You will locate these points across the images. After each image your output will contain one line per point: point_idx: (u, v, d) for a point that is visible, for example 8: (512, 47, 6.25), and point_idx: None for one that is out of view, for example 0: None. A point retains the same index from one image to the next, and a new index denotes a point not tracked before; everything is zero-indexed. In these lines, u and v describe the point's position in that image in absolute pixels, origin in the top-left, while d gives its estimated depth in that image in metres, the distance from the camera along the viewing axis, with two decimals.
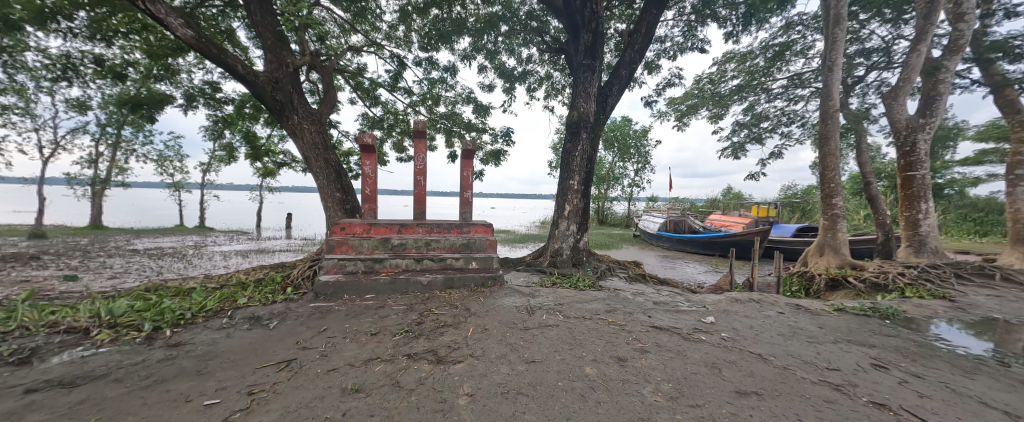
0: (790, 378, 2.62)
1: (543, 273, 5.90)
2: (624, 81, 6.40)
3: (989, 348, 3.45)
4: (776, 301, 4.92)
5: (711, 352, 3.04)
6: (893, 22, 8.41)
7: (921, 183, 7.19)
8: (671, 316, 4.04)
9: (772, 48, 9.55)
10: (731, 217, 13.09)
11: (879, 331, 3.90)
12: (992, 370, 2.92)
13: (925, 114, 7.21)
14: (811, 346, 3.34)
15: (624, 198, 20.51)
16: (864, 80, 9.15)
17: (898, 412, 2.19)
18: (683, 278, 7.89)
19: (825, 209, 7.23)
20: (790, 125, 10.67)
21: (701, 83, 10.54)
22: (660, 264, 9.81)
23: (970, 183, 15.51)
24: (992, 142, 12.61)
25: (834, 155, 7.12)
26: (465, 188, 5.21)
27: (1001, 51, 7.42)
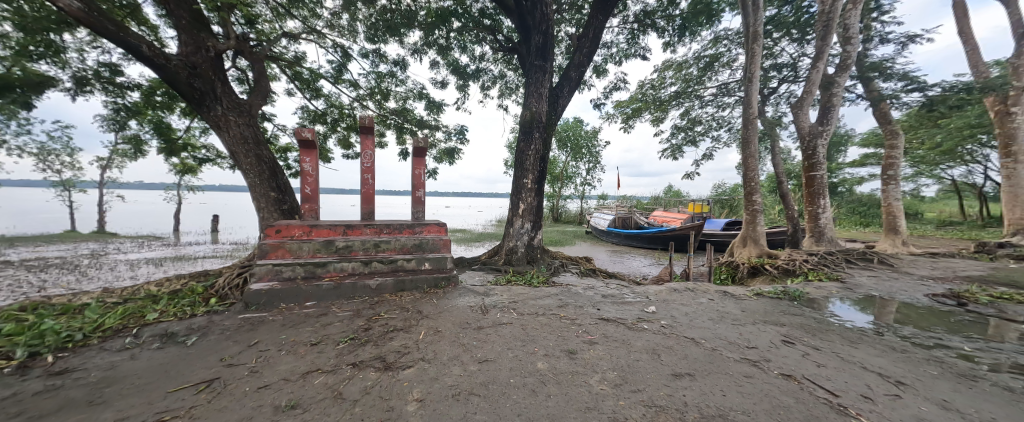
0: (719, 358, 2.90)
1: (498, 271, 5.92)
2: (574, 82, 6.60)
3: (870, 321, 4.12)
4: (707, 289, 5.44)
5: (652, 339, 3.27)
6: (799, 42, 9.68)
7: (821, 182, 8.37)
8: (618, 307, 4.28)
9: (704, 59, 10.49)
10: (671, 213, 14.19)
11: (789, 311, 4.48)
12: (871, 339, 3.49)
13: (823, 122, 8.40)
14: (736, 328, 3.73)
15: (577, 196, 21.27)
16: (777, 92, 10.41)
17: (801, 381, 2.52)
18: (630, 271, 8.39)
19: (747, 205, 8.11)
20: (720, 130, 11.82)
21: (643, 88, 11.27)
22: (609, 259, 10.35)
23: (857, 182, 18.40)
24: (874, 147, 15.04)
25: (754, 158, 8.00)
26: (417, 186, 5.04)
27: (878, 71, 8.86)
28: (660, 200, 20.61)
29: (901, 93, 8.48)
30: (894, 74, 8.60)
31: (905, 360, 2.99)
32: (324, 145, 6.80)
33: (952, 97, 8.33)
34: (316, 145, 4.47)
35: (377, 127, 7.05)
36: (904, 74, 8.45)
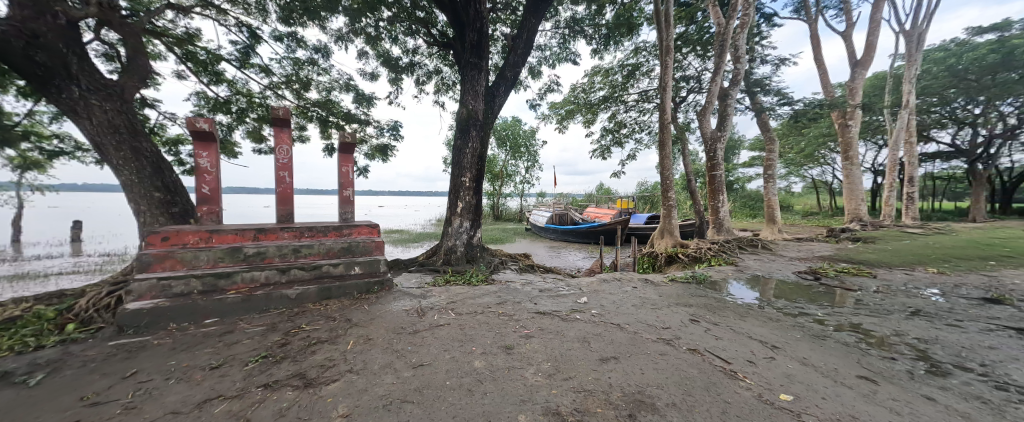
0: (639, 340, 3.20)
1: (436, 272, 5.77)
2: (509, 82, 6.67)
3: (757, 297, 4.90)
4: (632, 278, 5.96)
5: (583, 328, 3.48)
6: (703, 58, 11.08)
7: (720, 181, 9.70)
8: (554, 300, 4.46)
9: (627, 67, 11.43)
10: (602, 209, 15.24)
11: (696, 293, 5.13)
12: (757, 312, 4.15)
13: (721, 129, 9.73)
14: (654, 311, 4.15)
15: (516, 194, 21.64)
16: (686, 101, 11.80)
17: (704, 354, 2.90)
18: (566, 265, 8.81)
19: (664, 201, 9.04)
20: (641, 133, 13.00)
21: (575, 91, 11.89)
22: (547, 254, 10.76)
23: (746, 180, 21.75)
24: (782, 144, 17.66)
25: (668, 158, 8.94)
26: (344, 185, 4.65)
27: (759, 87, 10.56)
28: (592, 197, 22.00)
29: (777, 106, 10.22)
30: (771, 90, 10.33)
31: (779, 327, 3.63)
32: (229, 138, 5.92)
33: (810, 111, 10.27)
34: (215, 138, 3.86)
35: (296, 120, 6.35)
36: (778, 90, 10.19)
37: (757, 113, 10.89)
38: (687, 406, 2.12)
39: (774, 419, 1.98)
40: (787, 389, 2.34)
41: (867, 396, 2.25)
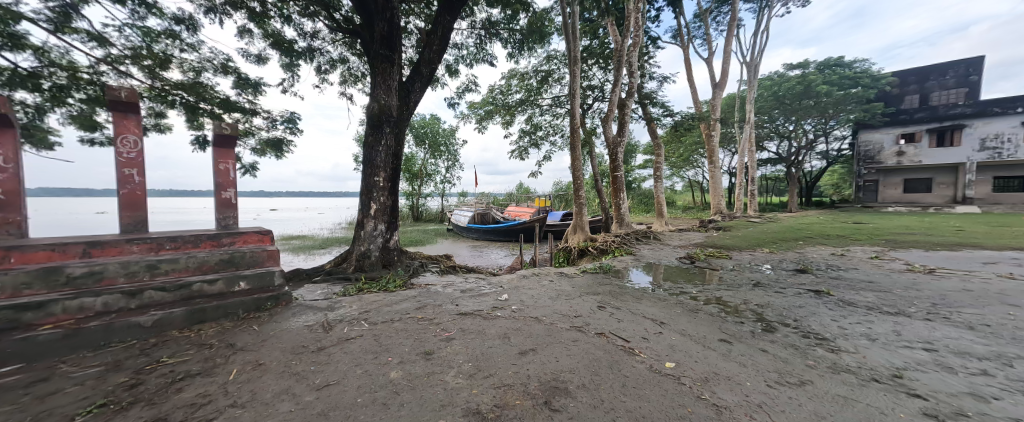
0: (555, 330, 3.40)
1: (347, 280, 5.26)
2: (425, 79, 6.41)
3: (651, 282, 5.64)
4: (549, 273, 6.32)
5: (504, 324, 3.56)
6: (605, 70, 12.30)
7: (622, 181, 10.91)
8: (476, 300, 4.46)
9: (541, 73, 12.06)
10: (521, 208, 15.80)
11: (603, 282, 5.68)
12: (650, 295, 4.77)
13: (620, 135, 10.94)
14: (568, 302, 4.45)
15: (437, 194, 20.97)
16: (593, 108, 12.96)
17: (609, 336, 3.22)
18: (487, 264, 8.89)
19: (576, 199, 9.77)
20: (555, 135, 13.83)
21: (492, 92, 12.06)
22: (469, 254, 10.72)
23: (642, 180, 24.89)
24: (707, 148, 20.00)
25: (578, 160, 9.69)
26: (222, 186, 3.90)
27: (649, 99, 12.19)
28: (512, 196, 22.64)
29: (662, 117, 11.94)
30: (657, 102, 12.03)
31: (667, 306, 4.23)
32: (40, 125, 4.46)
33: (687, 122, 12.25)
34: (11, 123, 2.87)
35: (149, 104, 5.05)
36: (663, 103, 11.92)
37: (648, 122, 12.56)
38: (595, 385, 2.33)
39: (662, 384, 2.30)
40: (671, 358, 2.75)
41: (725, 355, 2.78)
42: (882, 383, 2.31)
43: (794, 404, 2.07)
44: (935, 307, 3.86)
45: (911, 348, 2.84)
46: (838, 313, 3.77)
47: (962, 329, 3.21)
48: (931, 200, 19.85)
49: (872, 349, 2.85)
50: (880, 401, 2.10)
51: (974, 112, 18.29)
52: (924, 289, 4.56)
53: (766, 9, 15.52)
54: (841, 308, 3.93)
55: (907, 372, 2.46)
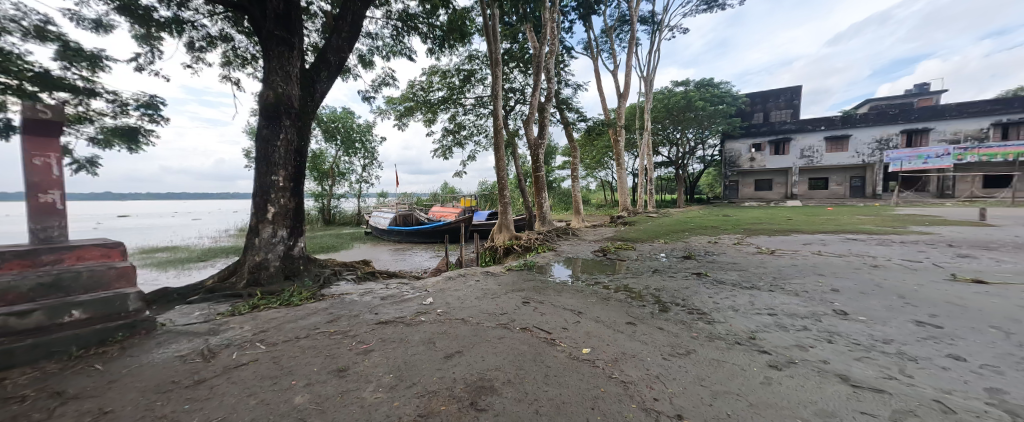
0: (481, 330, 3.39)
1: (237, 297, 4.48)
2: (332, 68, 5.81)
3: (570, 275, 6.02)
4: (474, 272, 6.30)
5: (428, 329, 3.42)
6: (525, 74, 12.75)
7: (543, 181, 11.42)
8: (398, 307, 4.20)
9: (462, 72, 11.94)
10: (446, 208, 15.46)
11: (528, 279, 5.87)
12: (570, 288, 5.09)
13: (541, 137, 11.45)
14: (494, 301, 4.49)
15: (352, 194, 19.25)
16: (514, 110, 13.32)
17: (532, 330, 3.34)
18: (411, 267, 8.47)
19: (500, 199, 9.90)
20: (479, 135, 13.82)
21: (412, 89, 11.53)
22: (390, 258, 10.07)
23: (561, 180, 26.54)
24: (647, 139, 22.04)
25: (502, 161, 9.84)
26: (38, 186, 2.95)
27: (565, 105, 13.01)
28: (436, 197, 21.98)
29: (577, 122, 12.88)
30: (572, 108, 12.94)
31: (584, 296, 4.57)
32: None
33: (598, 127, 13.40)
34: None
35: None
36: (577, 109, 12.87)
37: (565, 126, 13.40)
38: (519, 379, 2.38)
39: (579, 370, 2.47)
40: (587, 344, 2.97)
41: (631, 336, 3.12)
42: (744, 345, 2.84)
43: (681, 371, 2.42)
44: (777, 280, 4.92)
45: (763, 315, 3.55)
46: (716, 291, 4.52)
47: (795, 296, 4.13)
48: (774, 196, 25.17)
49: (738, 319, 3.48)
50: (742, 360, 2.58)
51: (798, 128, 23.66)
52: (771, 266, 5.75)
53: (659, 32, 17.85)
54: (717, 286, 4.72)
55: (760, 334, 3.06)
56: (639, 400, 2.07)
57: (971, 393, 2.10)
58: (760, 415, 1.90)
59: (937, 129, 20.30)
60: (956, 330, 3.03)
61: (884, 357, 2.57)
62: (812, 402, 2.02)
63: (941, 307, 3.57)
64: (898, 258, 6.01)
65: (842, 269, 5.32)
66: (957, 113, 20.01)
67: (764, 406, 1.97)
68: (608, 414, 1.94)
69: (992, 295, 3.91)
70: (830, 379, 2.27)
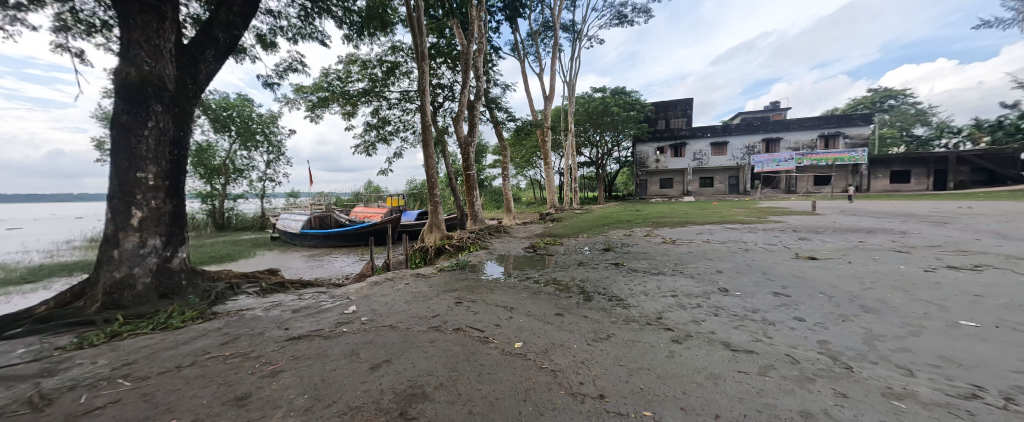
0: (411, 334, 3.23)
1: (89, 325, 3.55)
2: (221, 47, 4.94)
3: (502, 272, 6.09)
4: (404, 275, 5.97)
5: (350, 340, 3.13)
6: (453, 71, 12.51)
7: (474, 179, 11.33)
8: (314, 319, 3.78)
9: (385, 64, 11.22)
10: (370, 208, 14.42)
11: (460, 278, 5.78)
12: (502, 284, 5.14)
13: (471, 135, 11.33)
14: (424, 303, 4.30)
15: (254, 194, 16.74)
16: (443, 106, 12.96)
17: (465, 330, 3.29)
18: (330, 274, 7.70)
19: (430, 197, 9.54)
20: (406, 132, 13.15)
21: (326, 78, 10.45)
22: (304, 266, 9.01)
23: (491, 178, 26.76)
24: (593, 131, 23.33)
25: (432, 158, 9.50)
26: None
27: (494, 104, 13.07)
28: (359, 196, 20.37)
29: (507, 121, 13.06)
30: (501, 108, 13.09)
31: (516, 292, 4.65)
32: None
33: (526, 128, 13.80)
34: None
35: None
36: (507, 109, 13.06)
37: (495, 125, 13.49)
38: (451, 381, 2.32)
39: (512, 364, 2.51)
40: (519, 338, 3.02)
41: (559, 326, 3.27)
42: (654, 325, 3.18)
43: (603, 355, 2.61)
44: (680, 265, 5.63)
45: (669, 297, 4.03)
46: (631, 278, 4.99)
47: (693, 278, 4.77)
48: (676, 193, 28.84)
49: (650, 302, 3.88)
50: (653, 338, 2.89)
51: (692, 133, 27.41)
52: (675, 254, 6.56)
53: (579, 41, 19.06)
54: (633, 274, 5.22)
55: (667, 315, 3.46)
56: (567, 386, 2.17)
57: (812, 345, 2.65)
58: (667, 384, 2.14)
59: (785, 139, 25.21)
60: (800, 297, 3.83)
61: (756, 324, 3.11)
62: (706, 368, 2.34)
63: (791, 280, 4.46)
64: (764, 242, 7.37)
65: (727, 253, 6.31)
66: (796, 126, 25.02)
67: (670, 377, 2.23)
68: (538, 403, 1.99)
69: (823, 268, 5.03)
70: (718, 346, 2.67)
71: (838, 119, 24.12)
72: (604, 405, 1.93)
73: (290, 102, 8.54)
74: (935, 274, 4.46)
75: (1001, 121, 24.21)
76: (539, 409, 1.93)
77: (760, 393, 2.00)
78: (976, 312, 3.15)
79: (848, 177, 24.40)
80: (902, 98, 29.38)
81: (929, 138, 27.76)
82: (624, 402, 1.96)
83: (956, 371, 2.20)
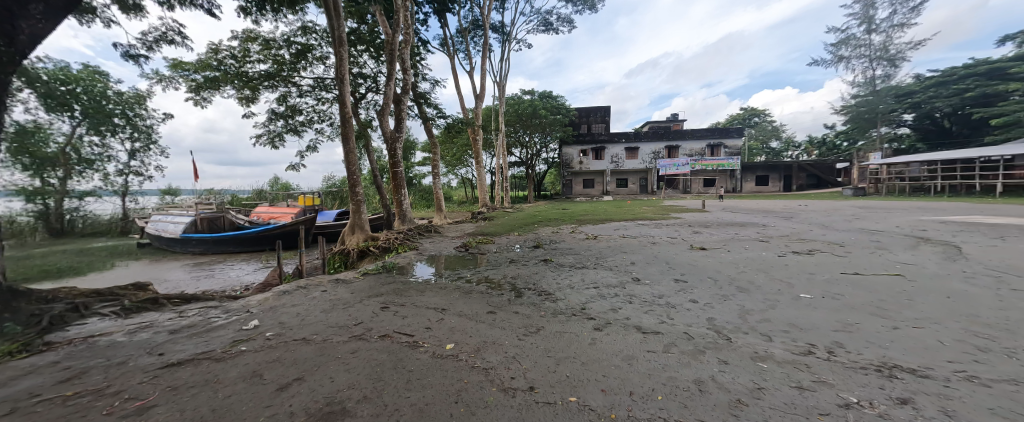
0: (329, 346, 2.93)
1: None
2: (54, 1, 3.83)
3: (433, 273, 5.91)
4: (319, 282, 5.41)
5: (252, 358, 2.72)
6: (377, 61, 11.70)
7: (401, 177, 10.77)
8: (201, 339, 3.18)
9: (295, 46, 9.99)
10: (277, 208, 12.73)
11: (386, 281, 5.44)
12: (432, 286, 4.99)
13: (398, 130, 10.73)
14: (344, 311, 3.95)
15: (111, 192, 13.42)
16: (365, 98, 12.05)
17: (392, 336, 3.10)
18: (225, 285, 6.59)
19: (351, 196, 8.79)
20: (322, 123, 11.90)
21: (217, 54, 8.91)
22: (187, 277, 7.54)
23: (420, 176, 25.78)
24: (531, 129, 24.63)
25: (353, 154, 8.75)
26: None
27: (423, 99, 12.58)
28: (262, 194, 17.82)
29: (436, 117, 12.69)
30: (430, 103, 12.67)
31: (447, 293, 4.56)
32: None
33: (457, 125, 13.58)
34: None
35: None
36: (436, 105, 12.68)
37: (424, 121, 13.01)
38: (377, 390, 2.17)
39: (443, 367, 2.45)
40: (450, 340, 2.96)
41: (491, 324, 3.30)
42: (579, 316, 3.41)
43: (533, 348, 2.71)
44: (601, 259, 6.13)
45: (592, 289, 4.35)
46: (559, 273, 5.27)
47: (612, 271, 5.22)
48: (596, 192, 31.32)
49: (575, 294, 4.14)
50: (577, 328, 3.09)
51: (611, 138, 30.06)
52: (597, 249, 7.11)
53: (508, 43, 19.41)
54: (560, 269, 5.51)
55: (590, 305, 3.73)
56: (499, 383, 2.20)
57: (704, 322, 3.12)
58: (589, 369, 2.31)
59: (683, 146, 29.12)
60: (695, 282, 4.47)
61: (662, 308, 3.53)
62: (622, 351, 2.59)
63: (689, 268, 5.19)
64: (667, 236, 8.43)
65: (639, 247, 7.06)
66: (691, 135, 29.06)
67: (592, 362, 2.41)
68: (470, 404, 1.98)
69: (711, 257, 5.95)
70: (632, 331, 2.97)
71: (720, 131, 28.65)
72: (533, 397, 2.01)
73: (166, 79, 7.07)
74: (786, 258, 5.61)
75: (825, 138, 31.54)
76: (471, 409, 1.92)
77: (665, 368, 2.29)
78: (812, 287, 4.05)
79: (727, 180, 29.22)
80: (764, 116, 36.29)
81: (781, 150, 34.80)
82: (551, 392, 2.06)
83: (799, 333, 2.80)
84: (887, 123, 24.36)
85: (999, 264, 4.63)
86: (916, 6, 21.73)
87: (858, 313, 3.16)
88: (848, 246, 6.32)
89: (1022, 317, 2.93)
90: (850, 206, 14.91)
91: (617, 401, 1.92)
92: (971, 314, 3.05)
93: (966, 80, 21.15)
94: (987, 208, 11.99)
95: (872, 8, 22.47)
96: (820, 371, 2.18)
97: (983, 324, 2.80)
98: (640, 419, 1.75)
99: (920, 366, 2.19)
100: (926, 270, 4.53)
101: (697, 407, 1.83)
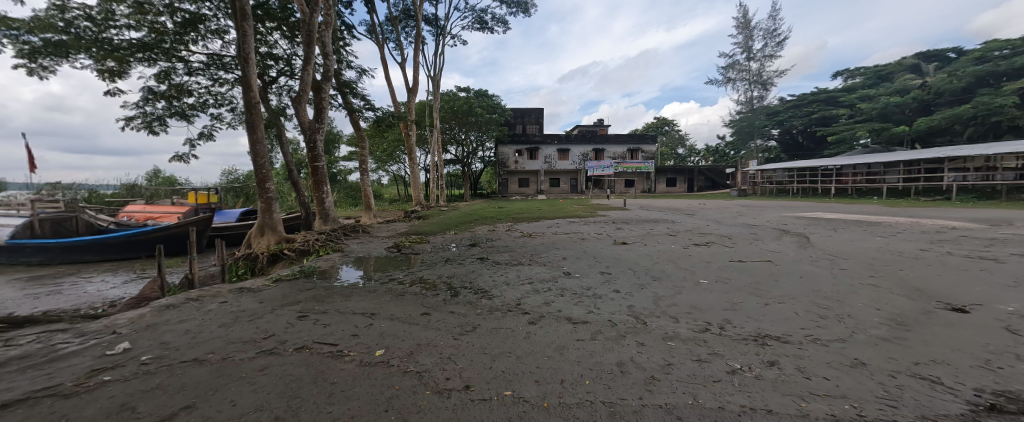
0: (230, 365, 2.54)
1: None
2: None
3: (361, 276, 5.52)
4: (219, 291, 4.68)
5: (121, 389, 2.23)
6: (291, 42, 10.44)
7: (323, 172, 9.74)
8: (41, 372, 2.49)
9: (180, 14, 8.45)
10: (158, 206, 10.61)
11: (304, 288, 4.89)
12: (359, 289, 4.64)
13: (318, 121, 9.69)
14: (250, 324, 3.46)
15: None
16: (276, 83, 10.67)
17: (311, 347, 2.82)
18: (79, 302, 5.27)
19: (260, 193, 7.70)
20: (219, 108, 10.22)
21: (64, 13, 7.05)
22: (19, 295, 5.84)
23: (344, 173, 23.76)
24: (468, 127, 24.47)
25: (262, 144, 7.68)
26: None
27: (349, 88, 11.60)
28: (135, 190, 14.66)
29: (364, 109, 11.83)
30: (357, 94, 11.74)
31: (377, 296, 4.29)
32: None
33: (388, 119, 12.76)
34: None
35: None
36: (363, 95, 11.79)
37: (350, 113, 11.99)
38: (293, 408, 1.96)
39: (371, 375, 2.31)
40: (381, 347, 2.77)
41: (425, 326, 3.20)
42: (514, 311, 3.49)
43: (468, 347, 2.69)
44: (535, 255, 6.35)
45: (526, 284, 4.49)
46: (495, 271, 5.32)
47: (546, 266, 5.44)
48: (530, 191, 32.35)
49: (511, 290, 4.23)
50: (512, 323, 3.16)
51: (544, 140, 31.31)
52: (532, 246, 7.34)
53: (442, 37, 18.92)
54: (496, 267, 5.57)
55: (525, 300, 3.85)
56: (432, 385, 2.15)
57: (625, 310, 3.44)
58: (523, 363, 2.39)
59: (608, 149, 31.65)
60: (618, 273, 4.91)
61: (590, 299, 3.81)
62: (554, 342, 2.72)
63: (615, 261, 5.66)
64: (594, 232, 9.10)
65: (571, 243, 7.47)
66: (614, 139, 31.74)
67: (526, 355, 2.50)
68: (401, 410, 1.89)
69: (631, 250, 6.60)
70: (561, 322, 3.15)
71: (638, 137, 31.79)
72: (468, 396, 2.00)
73: None
74: (690, 249, 6.47)
75: (718, 147, 37.06)
76: (402, 415, 1.84)
77: (592, 354, 2.47)
78: (708, 273, 4.76)
79: (644, 181, 32.57)
80: (673, 125, 41.27)
81: (685, 156, 39.99)
82: (486, 389, 2.08)
83: (699, 314, 3.25)
84: (761, 136, 29.62)
85: (833, 250, 5.96)
86: (781, 41, 26.71)
87: (741, 294, 3.80)
88: (736, 238, 7.54)
89: (848, 289, 3.82)
90: (737, 205, 17.70)
91: (550, 391, 2.02)
92: (814, 289, 3.89)
93: (813, 105, 26.67)
94: (826, 206, 15.23)
95: (751, 40, 27.03)
96: (715, 345, 2.55)
97: (823, 297, 3.59)
98: (570, 404, 1.87)
99: (783, 334, 2.72)
100: (787, 256, 5.63)
101: (619, 388, 2.02)
